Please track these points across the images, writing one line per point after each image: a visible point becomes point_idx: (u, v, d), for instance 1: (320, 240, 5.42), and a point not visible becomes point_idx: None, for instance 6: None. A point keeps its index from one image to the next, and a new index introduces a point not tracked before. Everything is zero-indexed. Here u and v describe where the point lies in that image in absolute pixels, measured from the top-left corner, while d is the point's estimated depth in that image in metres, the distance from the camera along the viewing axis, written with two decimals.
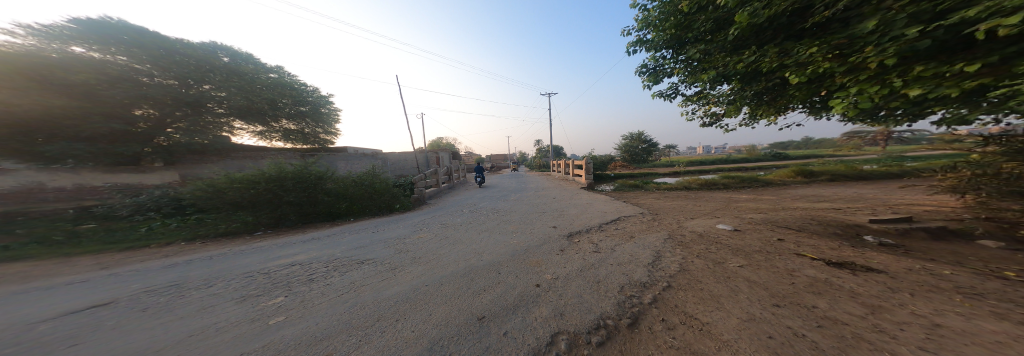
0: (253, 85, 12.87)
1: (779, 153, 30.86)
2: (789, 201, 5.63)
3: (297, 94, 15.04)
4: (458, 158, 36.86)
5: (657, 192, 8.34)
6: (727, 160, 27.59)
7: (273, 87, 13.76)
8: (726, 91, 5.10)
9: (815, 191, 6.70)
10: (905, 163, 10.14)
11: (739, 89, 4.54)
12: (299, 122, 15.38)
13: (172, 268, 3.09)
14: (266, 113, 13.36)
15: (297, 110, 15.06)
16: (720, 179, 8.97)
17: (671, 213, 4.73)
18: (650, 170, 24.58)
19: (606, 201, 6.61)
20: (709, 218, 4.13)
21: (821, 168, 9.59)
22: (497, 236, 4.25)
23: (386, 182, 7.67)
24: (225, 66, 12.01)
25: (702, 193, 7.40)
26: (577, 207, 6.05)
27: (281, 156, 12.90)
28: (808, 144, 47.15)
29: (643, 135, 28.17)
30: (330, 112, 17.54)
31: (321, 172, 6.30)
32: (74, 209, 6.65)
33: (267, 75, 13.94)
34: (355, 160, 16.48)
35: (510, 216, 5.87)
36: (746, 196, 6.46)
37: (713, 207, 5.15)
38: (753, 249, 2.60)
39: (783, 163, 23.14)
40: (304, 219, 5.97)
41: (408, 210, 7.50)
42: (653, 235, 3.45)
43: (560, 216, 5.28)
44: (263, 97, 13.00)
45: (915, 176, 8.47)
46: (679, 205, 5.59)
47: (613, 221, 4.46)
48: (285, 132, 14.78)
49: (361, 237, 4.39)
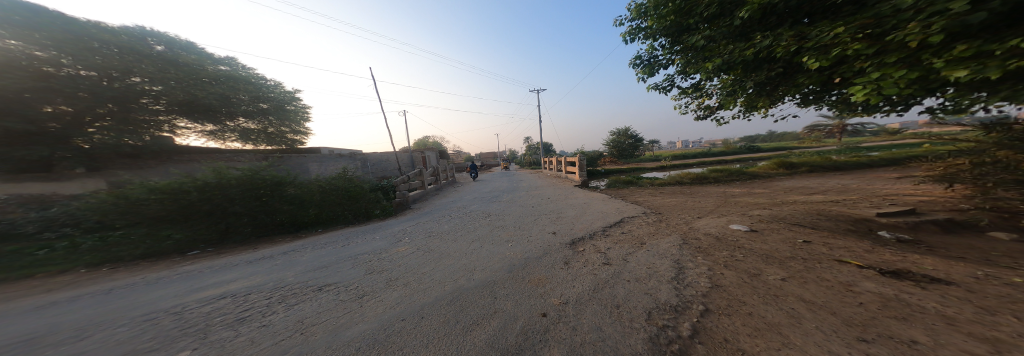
0: (201, 79, 11.35)
1: (752, 146, 32.85)
2: (784, 194, 5.59)
3: (256, 90, 13.58)
4: (446, 157, 35.82)
5: (651, 187, 8.21)
6: (707, 154, 28.90)
7: (224, 81, 12.20)
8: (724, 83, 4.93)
9: (804, 183, 6.80)
10: (872, 155, 10.83)
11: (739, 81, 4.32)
12: (260, 120, 13.85)
13: (40, 311, 2.25)
14: (218, 110, 11.83)
15: (257, 107, 13.54)
16: (710, 173, 9.03)
17: (675, 212, 4.45)
18: (638, 164, 25.13)
19: (603, 200, 6.29)
20: (717, 217, 3.88)
21: (800, 160, 9.97)
22: (490, 247, 3.72)
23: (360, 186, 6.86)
24: (160, 56, 10.42)
25: (696, 188, 7.31)
26: (575, 208, 5.69)
27: (240, 159, 11.49)
28: (776, 138, 50.72)
29: (630, 131, 28.70)
30: (298, 109, 16.00)
31: (277, 178, 5.39)
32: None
33: (216, 67, 12.28)
34: (330, 162, 15.17)
35: (503, 221, 5.36)
36: (742, 191, 6.42)
37: (714, 204, 4.98)
38: (785, 256, 2.29)
39: (758, 155, 24.54)
40: (258, 233, 5.12)
41: (389, 216, 6.77)
42: (665, 240, 3.10)
43: (558, 219, 4.86)
44: (213, 93, 11.45)
45: (884, 165, 9.00)
46: (679, 202, 5.37)
47: (617, 224, 4.09)
48: (242, 131, 13.24)
49: (325, 255, 3.66)
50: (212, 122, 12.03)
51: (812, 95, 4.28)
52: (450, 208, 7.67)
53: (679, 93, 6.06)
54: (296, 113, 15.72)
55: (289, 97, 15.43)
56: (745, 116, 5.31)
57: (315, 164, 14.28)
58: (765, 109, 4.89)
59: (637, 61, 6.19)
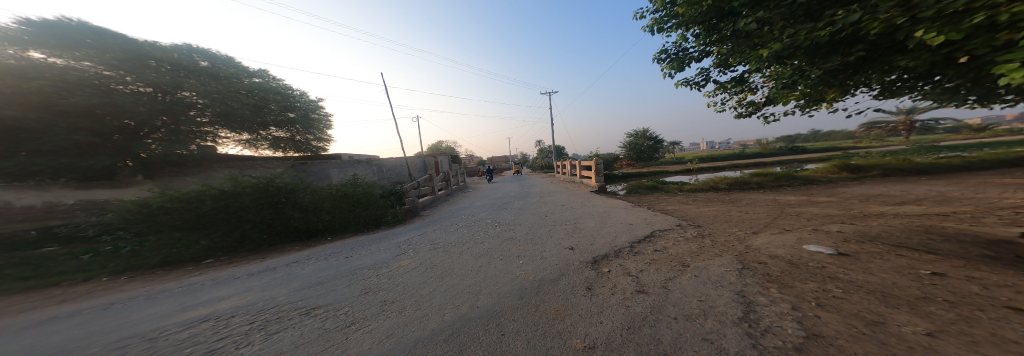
0: (237, 91, 12.30)
1: (792, 147, 29.56)
2: (859, 205, 4.56)
3: (285, 100, 14.42)
4: (459, 162, 36.27)
5: (681, 194, 7.33)
6: (739, 156, 26.37)
7: (256, 91, 13.08)
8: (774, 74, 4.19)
9: (879, 191, 5.62)
10: (959, 155, 8.96)
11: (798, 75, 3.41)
12: (288, 129, 14.82)
13: (27, 329, 2.15)
14: (253, 121, 12.84)
15: (286, 117, 14.47)
16: (751, 178, 7.92)
17: (718, 224, 3.73)
18: (659, 168, 23.50)
19: (626, 209, 5.62)
20: (779, 233, 3.12)
21: (864, 162, 8.47)
22: (498, 265, 3.31)
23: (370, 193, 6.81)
24: (203, 70, 11.49)
25: (738, 195, 6.34)
26: (594, 217, 5.10)
27: (271, 165, 12.32)
28: (820, 137, 45.49)
29: (650, 132, 27.12)
30: (322, 118, 16.94)
31: (289, 184, 5.41)
32: (36, 230, 5.93)
33: (251, 79, 13.37)
34: (350, 168, 15.84)
35: (513, 232, 4.93)
36: (797, 199, 5.42)
37: (769, 216, 4.13)
38: (912, 296, 1.58)
39: (800, 157, 21.84)
40: (269, 240, 5.18)
41: (398, 224, 6.61)
42: (716, 263, 2.46)
43: (575, 231, 4.31)
44: (248, 104, 12.45)
45: (981, 168, 7.33)
46: (718, 213, 4.59)
47: (647, 238, 3.47)
48: (273, 139, 14.22)
49: (325, 268, 3.46)
50: (248, 133, 13.05)
51: (900, 84, 3.37)
52: (460, 215, 7.41)
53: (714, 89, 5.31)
54: (320, 121, 16.66)
55: (313, 106, 16.37)
56: (803, 112, 4.42)
57: (336, 170, 15.00)
58: (830, 102, 4.03)
59: (663, 55, 5.55)
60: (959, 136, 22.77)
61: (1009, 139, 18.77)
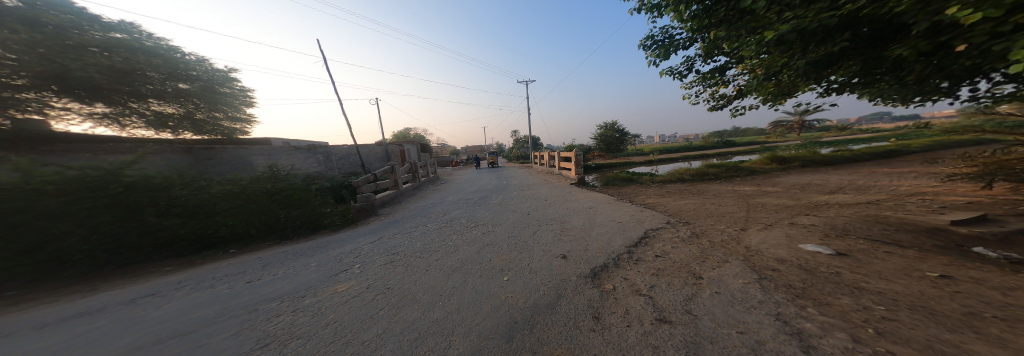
0: (87, 49, 8.35)
1: (728, 140, 34.59)
2: (802, 194, 5.11)
3: (171, 66, 10.72)
4: (428, 151, 33.71)
5: (654, 186, 7.61)
6: (689, 148, 29.78)
7: (118, 50, 9.12)
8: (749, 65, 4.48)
9: (809, 181, 6.50)
10: (852, 149, 11.17)
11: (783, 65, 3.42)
12: (182, 104, 11.29)
13: None
14: (121, 91, 9.20)
15: (176, 89, 10.86)
16: (709, 169, 8.63)
17: (704, 220, 3.68)
18: (625, 158, 25.16)
19: (610, 205, 5.46)
20: (766, 228, 3.11)
21: (790, 154, 9.93)
22: (476, 286, 2.62)
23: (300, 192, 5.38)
24: (10, 12, 7.14)
25: (703, 187, 6.80)
26: (580, 215, 4.84)
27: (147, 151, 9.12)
28: (742, 132, 54.78)
29: (616, 125, 28.70)
30: (234, 93, 13.44)
31: (154, 179, 3.84)
32: None
33: (108, 33, 9.24)
34: (281, 155, 13.01)
35: (490, 236, 4.34)
36: (752, 189, 5.93)
37: (741, 208, 4.30)
38: (956, 312, 1.40)
39: (735, 149, 25.59)
40: (118, 263, 3.54)
41: (344, 230, 5.34)
42: (726, 272, 2.21)
43: (564, 234, 3.98)
44: (108, 67, 8.63)
45: (869, 160, 9.13)
46: (697, 206, 4.66)
47: (643, 242, 3.22)
48: (158, 117, 10.63)
49: (208, 311, 2.29)
50: (112, 105, 9.31)
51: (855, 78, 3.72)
52: (429, 213, 6.43)
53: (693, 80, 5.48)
54: (227, 96, 13.03)
55: (218, 79, 12.65)
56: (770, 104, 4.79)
57: (262, 158, 12.22)
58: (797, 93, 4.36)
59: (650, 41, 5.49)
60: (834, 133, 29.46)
61: (866, 137, 24.80)
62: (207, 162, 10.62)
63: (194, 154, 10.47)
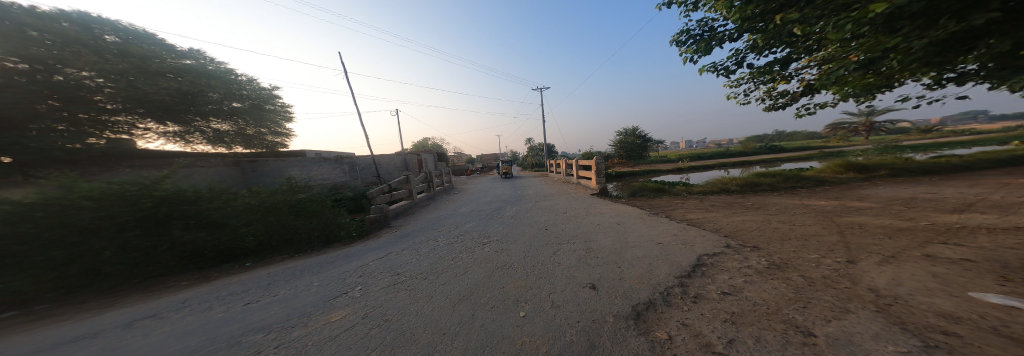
0: (164, 75, 9.88)
1: (770, 145, 30.90)
2: (910, 212, 3.92)
3: (228, 87, 12.17)
4: (446, 160, 34.63)
5: (693, 198, 6.60)
6: (723, 154, 27.05)
7: (188, 74, 10.66)
8: (823, 56, 3.64)
9: (907, 194, 5.13)
10: (950, 153, 9.02)
11: (878, 60, 2.55)
12: (235, 122, 12.67)
13: None
14: (187, 111, 10.57)
15: (229, 107, 12.19)
16: (760, 179, 7.38)
17: (776, 245, 2.82)
18: (650, 166, 23.47)
19: (643, 220, 4.66)
20: (888, 261, 2.20)
21: (865, 161, 8.23)
22: (486, 324, 2.06)
23: (315, 202, 5.36)
24: (114, 46, 8.93)
25: (757, 200, 5.69)
26: (609, 233, 4.15)
27: (208, 163, 10.70)
28: (786, 137, 49.03)
29: (639, 131, 27.15)
30: (278, 109, 14.87)
31: (185, 194, 3.93)
32: None
33: (182, 60, 10.91)
34: (313, 166, 14.02)
35: (506, 256, 3.82)
36: (830, 205, 4.75)
37: (829, 229, 3.31)
38: None
39: (780, 156, 22.68)
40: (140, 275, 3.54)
41: (357, 242, 5.18)
42: (857, 330, 1.43)
43: (589, 256, 3.37)
44: (178, 90, 10.01)
45: (982, 165, 7.21)
46: (759, 225, 3.73)
47: (697, 271, 2.47)
48: (217, 134, 12.05)
49: (181, 327, 1.98)
50: (180, 126, 10.76)
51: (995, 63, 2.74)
52: (439, 226, 6.13)
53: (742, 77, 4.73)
54: (272, 113, 14.42)
55: (264, 98, 14.07)
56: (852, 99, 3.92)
57: (297, 169, 13.29)
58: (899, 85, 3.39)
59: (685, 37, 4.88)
60: (909, 135, 24.94)
61: (958, 139, 20.49)
62: (251, 174, 12.08)
63: (242, 167, 11.90)
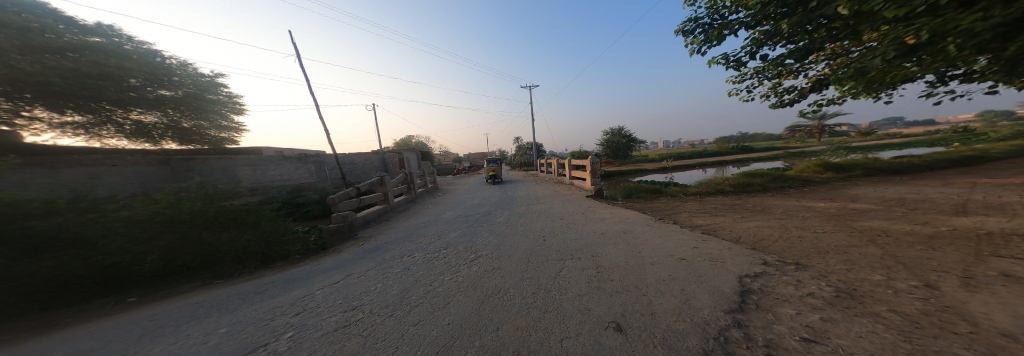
0: (62, 54, 7.56)
1: (740, 146, 33.05)
2: (914, 214, 3.83)
3: (156, 72, 9.89)
4: (429, 159, 33.13)
5: (691, 199, 6.37)
6: (701, 154, 28.41)
7: (96, 53, 8.30)
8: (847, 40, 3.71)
9: (895, 195, 5.21)
10: (907, 155, 9.79)
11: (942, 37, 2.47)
12: (166, 113, 10.55)
13: None
14: (105, 98, 8.48)
15: (156, 95, 9.90)
16: (751, 179, 7.37)
17: (820, 262, 2.39)
18: (634, 166, 23.93)
19: (651, 229, 4.18)
20: (975, 284, 1.79)
21: (840, 161, 8.61)
22: None
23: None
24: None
25: (756, 202, 5.54)
26: (618, 245, 3.64)
27: (126, 162, 8.96)
28: (749, 138, 53.22)
29: (623, 130, 27.70)
30: (226, 100, 12.81)
31: (20, 207, 2.67)
32: None
33: (87, 37, 8.39)
34: (270, 166, 12.26)
35: (499, 276, 3.15)
36: (832, 207, 4.63)
37: (857, 237, 3.00)
38: None
39: (752, 156, 24.20)
40: None
41: (309, 262, 4.17)
42: None
43: (602, 277, 2.80)
44: (77, 71, 7.67)
45: (941, 165, 7.75)
46: (780, 233, 3.37)
47: (750, 303, 1.92)
48: (140, 127, 10.08)
49: None
50: (90, 115, 8.75)
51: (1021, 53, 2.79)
52: (418, 236, 5.25)
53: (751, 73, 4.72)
54: (216, 105, 12.31)
55: (207, 87, 11.93)
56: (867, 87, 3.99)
57: (248, 169, 11.50)
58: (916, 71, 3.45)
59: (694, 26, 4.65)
60: (854, 137, 27.89)
61: (894, 141, 23.12)
62: (185, 173, 10.29)
63: (172, 166, 10.14)
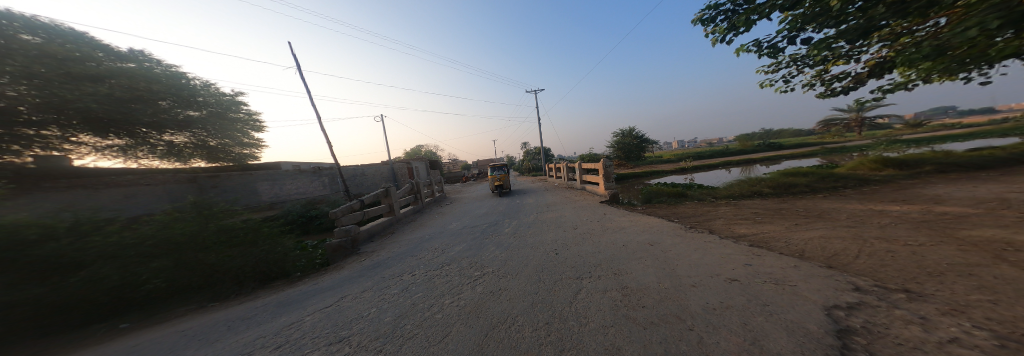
0: (103, 82, 8.23)
1: (766, 143, 30.76)
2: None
3: (183, 93, 10.45)
4: (439, 167, 33.47)
5: (724, 204, 5.66)
6: (722, 153, 26.65)
7: (129, 78, 8.87)
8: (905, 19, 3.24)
9: (990, 194, 4.28)
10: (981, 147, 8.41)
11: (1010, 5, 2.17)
12: (194, 133, 11.16)
13: None
14: (139, 122, 9.12)
15: (184, 116, 10.50)
16: (793, 180, 6.52)
17: (942, 290, 1.75)
18: (650, 168, 22.80)
19: (683, 239, 3.55)
20: None
21: (899, 156, 7.49)
22: None
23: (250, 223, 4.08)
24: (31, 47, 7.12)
25: (807, 206, 4.77)
26: (646, 261, 3.08)
27: (156, 181, 9.37)
28: (775, 135, 49.73)
29: (636, 131, 26.65)
30: (248, 118, 13.48)
31: (17, 233, 2.48)
32: None
33: (122, 63, 9.17)
34: (288, 180, 12.66)
35: (507, 301, 2.68)
36: (910, 211, 3.82)
37: (971, 252, 2.31)
38: None
39: (781, 153, 22.33)
40: None
41: (307, 279, 3.93)
42: None
43: (632, 305, 2.27)
44: (110, 96, 8.14)
45: None
46: (857, 246, 2.69)
47: (856, 351, 1.34)
48: (170, 147, 10.69)
49: None
50: (128, 138, 9.38)
51: None
52: (421, 250, 4.91)
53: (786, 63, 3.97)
54: (237, 122, 12.92)
55: (229, 105, 12.56)
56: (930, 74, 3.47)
57: (267, 183, 11.88)
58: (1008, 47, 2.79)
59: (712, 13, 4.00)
60: (900, 130, 25.16)
61: (952, 132, 20.49)
62: (211, 190, 10.55)
63: (199, 183, 10.44)
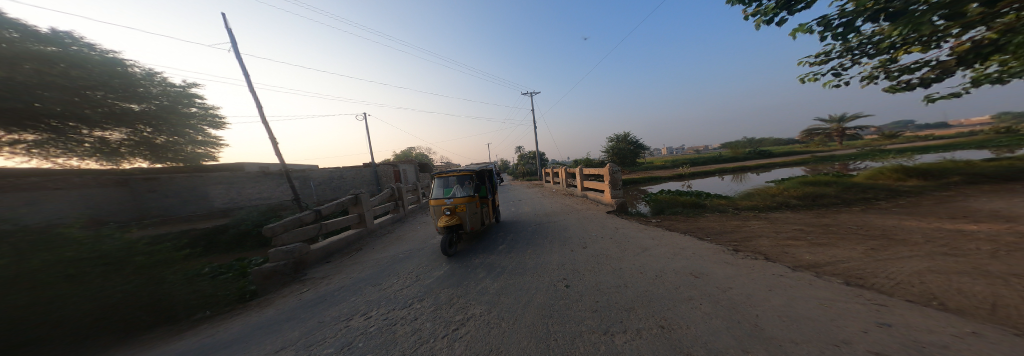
0: (15, 66, 6.62)
1: (755, 150, 31.36)
2: None
3: (120, 82, 8.79)
4: (428, 169, 32.41)
5: (752, 217, 4.92)
6: (715, 160, 26.90)
7: (39, 61, 7.04)
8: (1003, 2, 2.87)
9: None
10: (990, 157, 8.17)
11: None
12: (134, 129, 9.57)
13: None
14: (51, 115, 7.45)
15: (121, 109, 8.85)
16: (819, 190, 5.94)
17: None
18: (646, 173, 22.45)
19: (740, 269, 2.61)
20: None
21: (919, 164, 7.07)
22: None
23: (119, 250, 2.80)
24: None
25: (855, 222, 4.08)
26: (703, 308, 2.12)
27: (74, 183, 7.84)
28: (759, 142, 51.47)
29: (630, 137, 26.29)
30: (203, 112, 11.87)
31: None
32: None
33: (43, 47, 7.35)
34: (247, 183, 11.24)
35: None
36: (998, 232, 3.12)
37: None
38: None
39: (772, 161, 22.56)
40: None
41: (205, 325, 2.71)
42: None
43: None
44: (10, 80, 6.49)
45: None
46: (1014, 291, 1.83)
47: None
48: (100, 143, 9.06)
49: None
50: (47, 133, 7.85)
51: None
52: (388, 277, 3.76)
53: (847, 53, 3.58)
54: (191, 119, 11.19)
55: (180, 98, 10.82)
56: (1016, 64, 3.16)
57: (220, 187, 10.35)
58: None
59: None
60: (879, 140, 26.06)
61: (928, 143, 21.37)
62: (147, 196, 9.06)
63: (131, 187, 8.94)
